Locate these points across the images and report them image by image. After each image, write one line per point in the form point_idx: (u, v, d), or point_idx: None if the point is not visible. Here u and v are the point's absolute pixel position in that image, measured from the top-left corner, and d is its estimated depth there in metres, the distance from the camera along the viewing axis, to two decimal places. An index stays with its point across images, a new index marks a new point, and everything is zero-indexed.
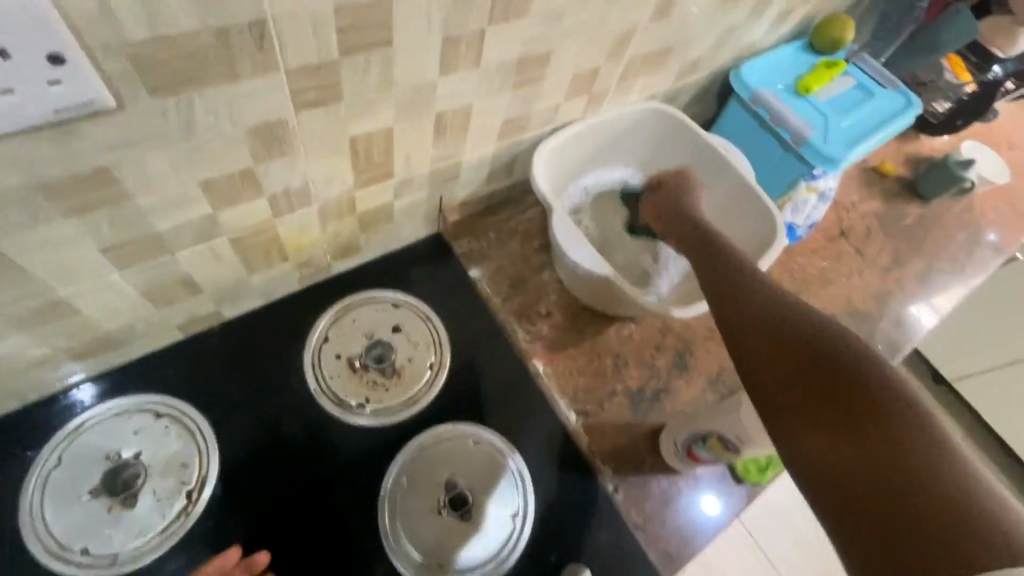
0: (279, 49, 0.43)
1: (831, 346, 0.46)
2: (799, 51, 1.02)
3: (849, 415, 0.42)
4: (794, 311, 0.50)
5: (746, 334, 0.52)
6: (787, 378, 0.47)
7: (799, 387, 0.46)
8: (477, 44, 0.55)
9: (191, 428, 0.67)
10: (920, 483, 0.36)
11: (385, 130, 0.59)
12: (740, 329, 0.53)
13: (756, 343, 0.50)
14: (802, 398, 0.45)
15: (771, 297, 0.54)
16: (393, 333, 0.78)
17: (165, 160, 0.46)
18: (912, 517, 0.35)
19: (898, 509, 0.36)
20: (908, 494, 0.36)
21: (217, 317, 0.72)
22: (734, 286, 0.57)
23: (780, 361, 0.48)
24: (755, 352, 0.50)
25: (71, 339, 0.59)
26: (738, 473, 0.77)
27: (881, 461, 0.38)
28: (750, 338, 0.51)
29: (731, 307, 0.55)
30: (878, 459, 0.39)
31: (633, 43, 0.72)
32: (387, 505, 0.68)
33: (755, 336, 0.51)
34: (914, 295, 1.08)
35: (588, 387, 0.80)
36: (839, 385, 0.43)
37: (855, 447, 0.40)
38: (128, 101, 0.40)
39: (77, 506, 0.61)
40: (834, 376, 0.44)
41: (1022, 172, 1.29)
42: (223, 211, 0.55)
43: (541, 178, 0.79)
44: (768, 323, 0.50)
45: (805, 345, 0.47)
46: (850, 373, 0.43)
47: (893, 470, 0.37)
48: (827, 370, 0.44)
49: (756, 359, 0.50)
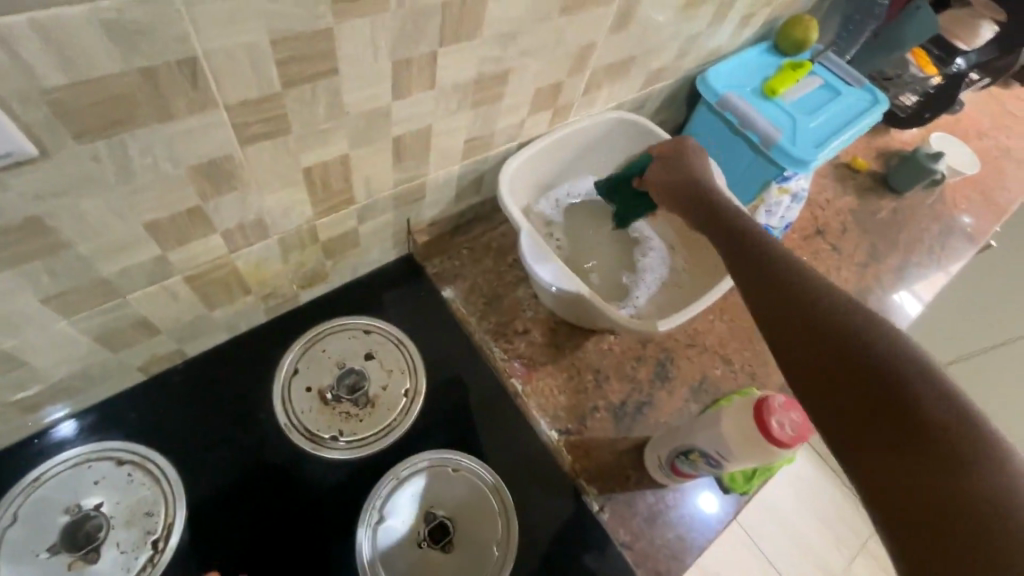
0: (214, 86, 0.41)
1: (883, 335, 0.41)
2: (764, 53, 1.02)
3: (906, 410, 0.37)
4: (838, 296, 0.45)
5: (781, 318, 0.46)
6: (828, 368, 0.41)
7: (847, 375, 0.40)
8: (430, 67, 0.54)
9: (156, 473, 0.64)
10: (990, 493, 0.31)
11: (341, 158, 0.57)
12: (777, 312, 0.47)
13: (791, 326, 0.45)
14: (848, 389, 0.40)
15: (809, 281, 0.48)
16: (366, 360, 0.76)
17: (103, 204, 0.44)
18: (984, 533, 0.30)
19: (966, 519, 0.31)
20: (977, 504, 0.31)
21: (181, 356, 0.69)
22: (770, 269, 0.52)
23: (826, 346, 0.42)
24: (794, 335, 0.45)
25: (21, 390, 0.57)
26: (726, 483, 0.75)
27: (944, 466, 0.33)
28: (784, 321, 0.46)
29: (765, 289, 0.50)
30: (940, 464, 0.33)
31: (594, 56, 0.72)
32: (364, 542, 0.66)
33: (791, 319, 0.46)
34: (893, 290, 1.08)
35: (568, 404, 0.78)
36: (894, 376, 0.38)
37: (912, 447, 0.35)
38: (53, 148, 0.38)
39: (34, 565, 0.58)
40: (887, 367, 0.39)
41: (990, 162, 1.30)
42: (173, 251, 0.53)
43: (509, 195, 0.77)
44: (813, 307, 0.45)
45: (856, 331, 0.41)
46: (901, 363, 0.38)
47: (961, 477, 0.33)
48: (879, 359, 0.39)
49: (795, 342, 0.44)
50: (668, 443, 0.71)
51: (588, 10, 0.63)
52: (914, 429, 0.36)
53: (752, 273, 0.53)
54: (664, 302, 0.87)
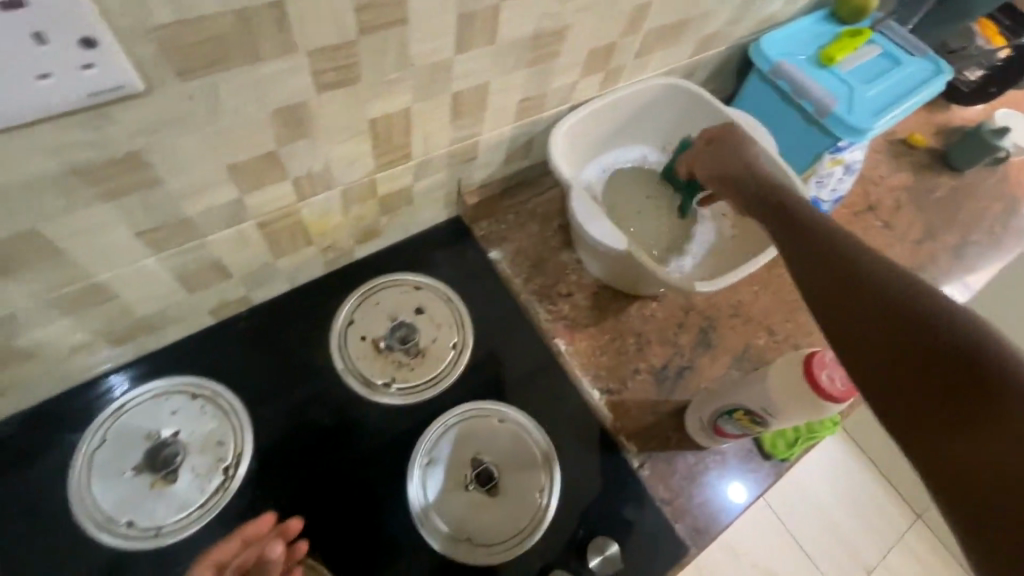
0: (299, 30, 0.44)
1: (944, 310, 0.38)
2: (821, 21, 0.99)
3: (975, 391, 0.34)
4: (888, 269, 0.43)
5: (829, 295, 0.45)
6: (876, 351, 0.40)
7: (905, 358, 0.38)
8: (492, 21, 0.56)
9: (226, 407, 0.70)
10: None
11: (403, 112, 0.60)
12: (822, 292, 0.45)
13: (841, 306, 0.43)
14: (907, 371, 0.37)
15: (855, 255, 0.46)
16: (416, 314, 0.79)
17: (193, 142, 0.48)
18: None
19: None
20: None
21: (246, 302, 0.74)
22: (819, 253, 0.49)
23: (878, 327, 0.40)
24: (842, 316, 0.43)
25: (110, 323, 0.62)
26: (766, 449, 0.77)
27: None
28: (833, 300, 0.44)
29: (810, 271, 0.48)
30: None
31: (649, 17, 0.72)
32: (416, 481, 0.70)
33: (836, 298, 0.44)
34: (948, 269, 1.05)
35: (610, 365, 0.80)
36: (956, 359, 0.36)
37: (990, 435, 0.32)
38: (157, 84, 0.41)
39: (122, 482, 0.64)
40: (950, 348, 0.36)
41: None
42: (249, 195, 0.57)
43: (559, 157, 0.79)
44: (861, 284, 0.43)
45: (908, 310, 0.39)
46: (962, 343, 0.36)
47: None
48: (939, 339, 0.37)
49: (845, 325, 0.42)
50: (712, 403, 0.72)
51: None
52: (988, 415, 0.33)
53: (794, 251, 0.51)
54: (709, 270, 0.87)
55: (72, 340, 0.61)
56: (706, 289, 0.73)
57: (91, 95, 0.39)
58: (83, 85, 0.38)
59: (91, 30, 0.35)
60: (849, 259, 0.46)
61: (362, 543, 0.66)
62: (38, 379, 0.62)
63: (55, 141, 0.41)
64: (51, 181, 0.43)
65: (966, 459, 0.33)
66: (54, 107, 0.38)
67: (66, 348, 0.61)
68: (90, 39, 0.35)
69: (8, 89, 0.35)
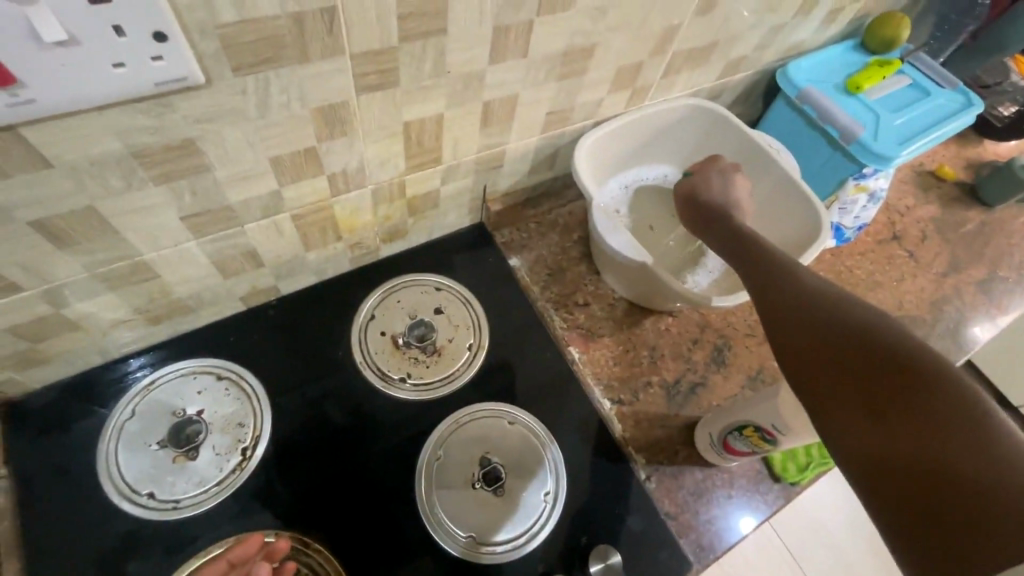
0: (346, 35, 0.48)
1: (869, 323, 0.43)
2: (849, 50, 1.00)
3: (891, 397, 0.39)
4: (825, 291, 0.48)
5: (775, 316, 0.50)
6: (813, 363, 0.45)
7: (837, 370, 0.43)
8: (525, 35, 0.59)
9: (248, 391, 0.72)
10: (978, 467, 0.34)
11: (436, 117, 0.63)
12: (774, 318, 0.50)
13: (783, 329, 0.49)
14: (840, 382, 0.43)
15: (800, 277, 0.51)
16: (435, 314, 0.81)
17: (242, 134, 0.51)
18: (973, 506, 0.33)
19: (954, 495, 0.34)
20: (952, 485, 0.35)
21: (275, 292, 0.77)
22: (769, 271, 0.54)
23: (815, 343, 0.45)
24: (785, 335, 0.48)
25: (149, 302, 0.65)
26: (775, 470, 0.77)
27: (932, 446, 0.36)
28: (777, 323, 0.50)
29: (760, 296, 0.53)
30: (927, 443, 0.36)
31: (677, 39, 0.74)
32: (424, 475, 0.71)
33: (780, 320, 0.49)
34: (974, 302, 1.03)
35: (622, 376, 0.81)
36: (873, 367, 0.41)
37: (897, 433, 0.38)
38: (215, 78, 0.45)
39: (147, 454, 0.67)
40: (872, 356, 0.41)
41: None
42: (287, 187, 0.60)
43: (582, 170, 0.81)
44: (802, 304, 0.48)
45: (842, 329, 0.44)
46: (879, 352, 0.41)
47: (952, 454, 0.35)
48: (864, 353, 0.42)
49: (787, 345, 0.48)
50: (721, 419, 0.72)
51: None
52: (897, 416, 0.38)
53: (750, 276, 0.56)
54: (726, 289, 0.88)
55: (115, 315, 0.64)
56: (722, 304, 0.74)
57: (157, 85, 0.42)
58: (151, 76, 0.41)
59: (163, 27, 0.39)
60: (796, 281, 0.51)
61: (370, 531, 0.67)
62: (78, 351, 0.66)
63: (119, 126, 0.44)
64: (112, 162, 0.47)
65: (881, 455, 0.38)
66: (123, 94, 0.42)
67: (107, 323, 0.65)
68: (161, 35, 0.39)
69: (85, 75, 0.39)
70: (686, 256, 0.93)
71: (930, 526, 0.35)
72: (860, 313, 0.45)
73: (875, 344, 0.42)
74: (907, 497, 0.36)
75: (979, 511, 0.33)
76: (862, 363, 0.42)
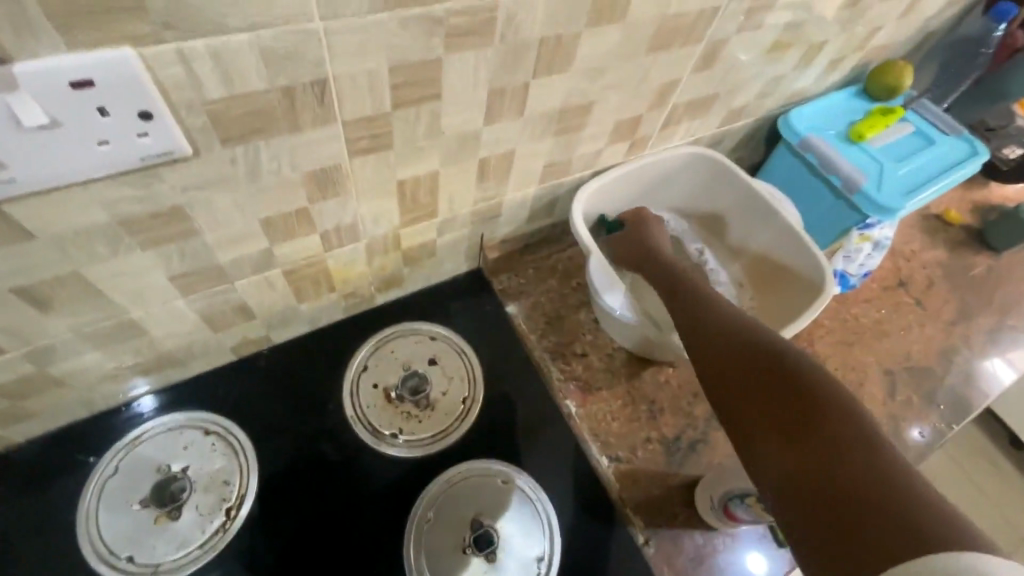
0: (338, 105, 0.47)
1: (780, 354, 0.48)
2: (851, 97, 1.00)
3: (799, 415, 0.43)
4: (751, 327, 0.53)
5: (701, 345, 0.55)
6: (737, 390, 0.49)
7: (759, 401, 0.46)
8: (521, 97, 0.58)
9: (236, 445, 0.70)
10: (872, 487, 0.36)
11: (431, 174, 0.62)
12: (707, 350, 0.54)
13: (709, 358, 0.53)
14: (752, 405, 0.47)
15: (725, 315, 0.57)
16: (429, 364, 0.80)
17: (232, 199, 0.50)
18: (855, 511, 0.36)
19: (840, 502, 0.37)
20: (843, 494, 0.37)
21: (267, 342, 0.76)
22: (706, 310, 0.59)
23: (733, 369, 0.50)
24: (708, 363, 0.53)
25: (137, 356, 0.64)
26: (780, 534, 0.73)
27: (832, 462, 0.39)
28: (704, 353, 0.54)
29: (691, 330, 0.58)
30: (821, 456, 0.40)
31: (676, 92, 0.73)
32: (413, 538, 0.68)
33: (707, 350, 0.54)
34: (985, 352, 1.00)
35: (621, 432, 0.78)
36: (780, 390, 0.45)
37: (803, 452, 0.41)
38: (204, 149, 0.44)
39: (128, 514, 0.64)
40: (779, 380, 0.46)
41: None
42: (278, 245, 0.60)
43: (580, 220, 0.80)
44: (725, 336, 0.53)
45: (761, 359, 0.48)
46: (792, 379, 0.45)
47: (846, 466, 0.38)
48: (779, 380, 0.46)
49: (710, 371, 0.52)
50: (723, 481, 0.69)
51: (676, 50, 0.65)
52: (797, 432, 0.42)
53: (685, 309, 0.62)
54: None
55: (101, 370, 0.63)
56: None
57: (143, 159, 0.42)
58: (136, 151, 0.41)
59: (148, 106, 0.38)
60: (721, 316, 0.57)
61: None
62: (63, 405, 0.65)
63: (105, 197, 0.44)
64: (98, 230, 0.46)
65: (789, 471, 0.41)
66: (108, 169, 0.41)
67: (93, 378, 0.64)
68: (147, 113, 0.38)
69: (69, 155, 0.38)
70: None
71: (818, 530, 0.37)
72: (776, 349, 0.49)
73: (783, 371, 0.46)
74: (801, 503, 0.39)
75: (859, 515, 0.36)
76: (772, 387, 0.46)
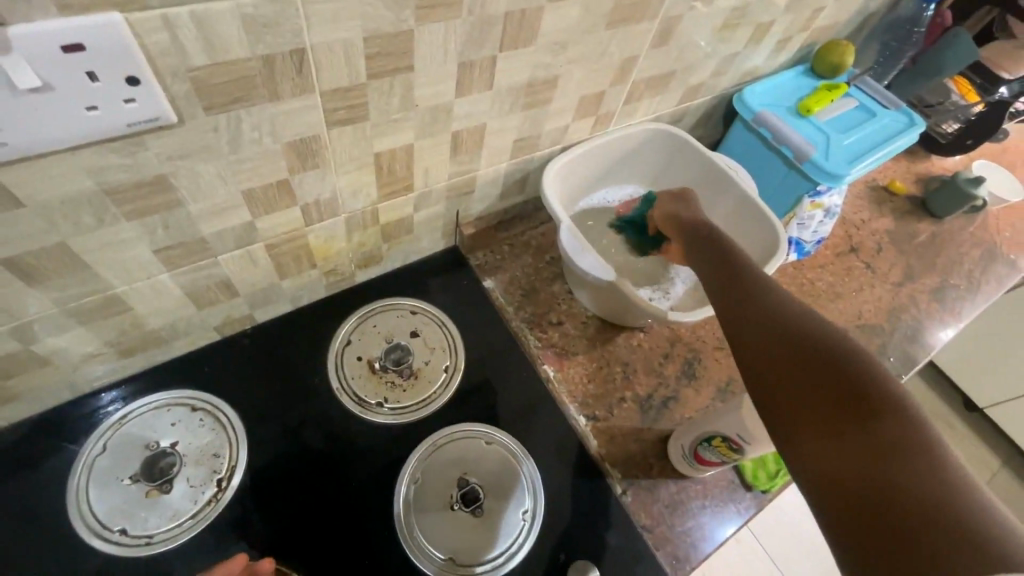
0: (315, 75, 0.50)
1: (827, 343, 0.47)
2: (799, 75, 1.07)
3: (850, 414, 0.42)
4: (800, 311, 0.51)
5: (748, 332, 0.52)
6: (783, 378, 0.47)
7: (808, 395, 0.45)
8: (490, 69, 0.62)
9: (223, 421, 0.71)
10: (931, 497, 0.36)
11: (406, 147, 0.65)
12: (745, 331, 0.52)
13: (756, 350, 0.50)
14: (800, 396, 0.46)
15: (761, 291, 0.55)
16: (411, 337, 0.82)
17: (215, 169, 0.53)
18: (921, 534, 0.35)
19: (903, 523, 0.35)
20: (899, 499, 0.36)
21: (250, 321, 0.78)
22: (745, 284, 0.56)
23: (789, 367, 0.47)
24: (749, 343, 0.51)
25: (121, 334, 0.65)
26: (747, 479, 0.79)
27: (887, 468, 0.38)
28: (751, 341, 0.51)
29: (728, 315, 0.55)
30: (890, 476, 0.38)
31: (636, 69, 0.78)
32: (402, 497, 0.70)
33: (754, 339, 0.51)
34: (929, 310, 1.08)
35: (597, 393, 0.83)
36: (843, 398, 0.43)
37: (854, 454, 0.40)
38: (187, 116, 0.46)
39: (119, 489, 0.65)
40: (827, 371, 0.45)
41: None
42: (260, 218, 0.62)
43: (551, 192, 0.83)
44: (773, 319, 0.51)
45: (814, 351, 0.46)
46: (848, 376, 0.44)
47: (904, 475, 0.37)
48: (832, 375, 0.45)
49: (760, 364, 0.49)
50: (691, 430, 0.74)
51: (632, 26, 0.69)
52: (862, 447, 0.40)
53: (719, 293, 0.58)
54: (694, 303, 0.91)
55: (85, 350, 0.64)
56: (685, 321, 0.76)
57: (130, 126, 0.44)
58: (123, 117, 0.43)
59: (135, 71, 0.40)
60: (772, 302, 0.52)
61: (344, 558, 0.66)
62: (46, 386, 0.65)
63: (91, 164, 0.45)
64: (84, 199, 0.48)
65: (838, 471, 0.40)
66: (97, 134, 0.43)
67: (75, 358, 0.64)
68: (134, 79, 0.40)
69: (59, 119, 0.40)
70: (654, 273, 0.96)
71: (883, 554, 0.35)
72: (829, 339, 0.47)
73: (851, 379, 0.44)
74: (860, 522, 0.37)
75: (927, 543, 0.34)
76: (837, 393, 0.44)
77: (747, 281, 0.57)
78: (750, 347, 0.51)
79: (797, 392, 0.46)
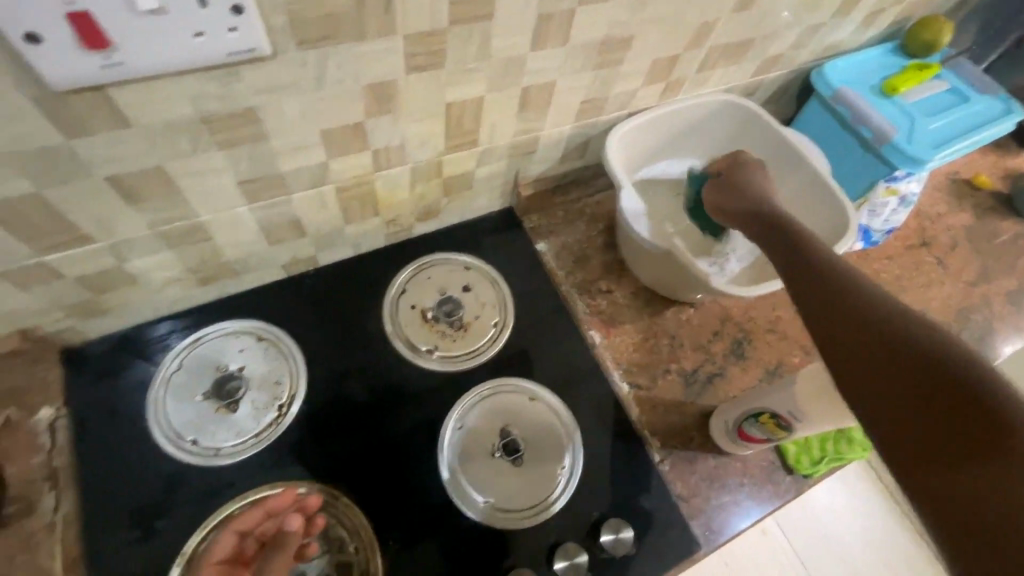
0: (400, 17, 0.51)
1: (924, 334, 0.41)
2: (887, 53, 1.00)
3: (958, 415, 0.37)
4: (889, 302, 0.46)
5: (829, 329, 0.47)
6: (871, 375, 0.42)
7: (903, 394, 0.40)
8: (567, 23, 0.61)
9: (285, 353, 0.76)
10: None
11: (476, 100, 0.66)
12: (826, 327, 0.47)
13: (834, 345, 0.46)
14: (894, 396, 0.40)
15: (842, 281, 0.50)
16: (464, 291, 0.84)
17: (299, 105, 0.55)
18: None
19: None
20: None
21: (313, 262, 0.81)
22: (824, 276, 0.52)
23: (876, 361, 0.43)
24: (832, 340, 0.46)
25: (200, 262, 0.70)
26: (789, 462, 0.78)
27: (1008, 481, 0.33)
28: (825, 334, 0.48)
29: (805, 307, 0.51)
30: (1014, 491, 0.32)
31: (714, 34, 0.76)
32: (447, 441, 0.73)
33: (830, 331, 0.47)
34: (1003, 314, 1.02)
35: (641, 362, 0.83)
36: (947, 398, 0.38)
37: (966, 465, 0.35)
38: (280, 50, 0.48)
39: (192, 405, 0.71)
40: (926, 366, 0.40)
41: None
42: (333, 160, 0.64)
43: (614, 157, 0.82)
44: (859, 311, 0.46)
45: (906, 344, 0.41)
46: (950, 370, 0.39)
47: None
48: (931, 372, 0.39)
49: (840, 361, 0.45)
50: (740, 404, 0.73)
51: None
52: (975, 455, 0.35)
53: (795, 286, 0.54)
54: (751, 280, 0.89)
55: (168, 273, 0.69)
56: (744, 293, 0.73)
57: (230, 55, 0.46)
58: (225, 46, 0.45)
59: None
60: (856, 293, 0.47)
61: (390, 489, 0.69)
62: (133, 304, 0.71)
63: (192, 91, 0.48)
64: (182, 125, 0.51)
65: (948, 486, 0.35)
66: (200, 61, 0.46)
67: (159, 280, 0.69)
68: (239, 7, 0.43)
69: (169, 43, 0.43)
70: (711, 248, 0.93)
71: None
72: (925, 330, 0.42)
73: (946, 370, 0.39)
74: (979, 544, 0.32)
75: None
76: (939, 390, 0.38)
77: (826, 272, 0.52)
78: (834, 345, 0.46)
79: (890, 390, 0.41)
